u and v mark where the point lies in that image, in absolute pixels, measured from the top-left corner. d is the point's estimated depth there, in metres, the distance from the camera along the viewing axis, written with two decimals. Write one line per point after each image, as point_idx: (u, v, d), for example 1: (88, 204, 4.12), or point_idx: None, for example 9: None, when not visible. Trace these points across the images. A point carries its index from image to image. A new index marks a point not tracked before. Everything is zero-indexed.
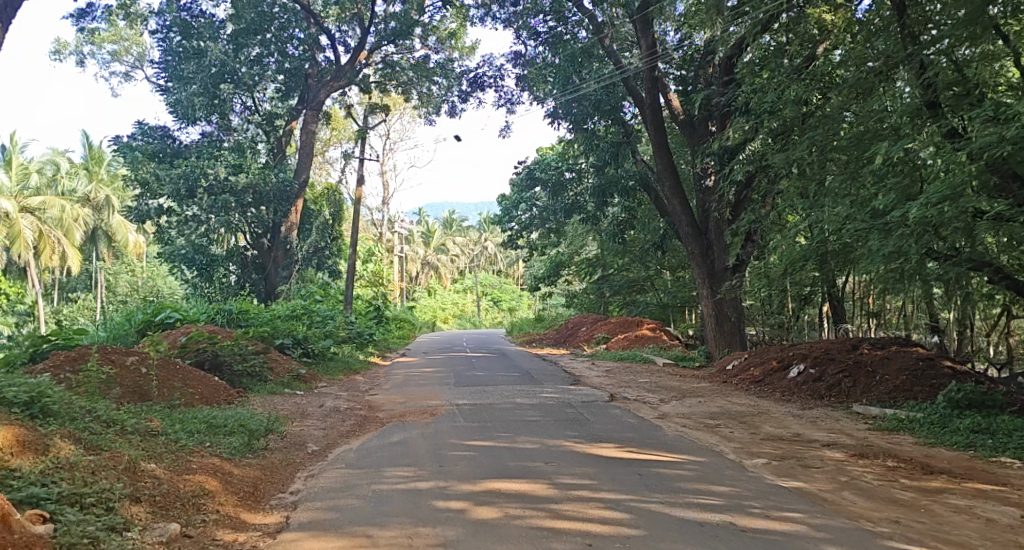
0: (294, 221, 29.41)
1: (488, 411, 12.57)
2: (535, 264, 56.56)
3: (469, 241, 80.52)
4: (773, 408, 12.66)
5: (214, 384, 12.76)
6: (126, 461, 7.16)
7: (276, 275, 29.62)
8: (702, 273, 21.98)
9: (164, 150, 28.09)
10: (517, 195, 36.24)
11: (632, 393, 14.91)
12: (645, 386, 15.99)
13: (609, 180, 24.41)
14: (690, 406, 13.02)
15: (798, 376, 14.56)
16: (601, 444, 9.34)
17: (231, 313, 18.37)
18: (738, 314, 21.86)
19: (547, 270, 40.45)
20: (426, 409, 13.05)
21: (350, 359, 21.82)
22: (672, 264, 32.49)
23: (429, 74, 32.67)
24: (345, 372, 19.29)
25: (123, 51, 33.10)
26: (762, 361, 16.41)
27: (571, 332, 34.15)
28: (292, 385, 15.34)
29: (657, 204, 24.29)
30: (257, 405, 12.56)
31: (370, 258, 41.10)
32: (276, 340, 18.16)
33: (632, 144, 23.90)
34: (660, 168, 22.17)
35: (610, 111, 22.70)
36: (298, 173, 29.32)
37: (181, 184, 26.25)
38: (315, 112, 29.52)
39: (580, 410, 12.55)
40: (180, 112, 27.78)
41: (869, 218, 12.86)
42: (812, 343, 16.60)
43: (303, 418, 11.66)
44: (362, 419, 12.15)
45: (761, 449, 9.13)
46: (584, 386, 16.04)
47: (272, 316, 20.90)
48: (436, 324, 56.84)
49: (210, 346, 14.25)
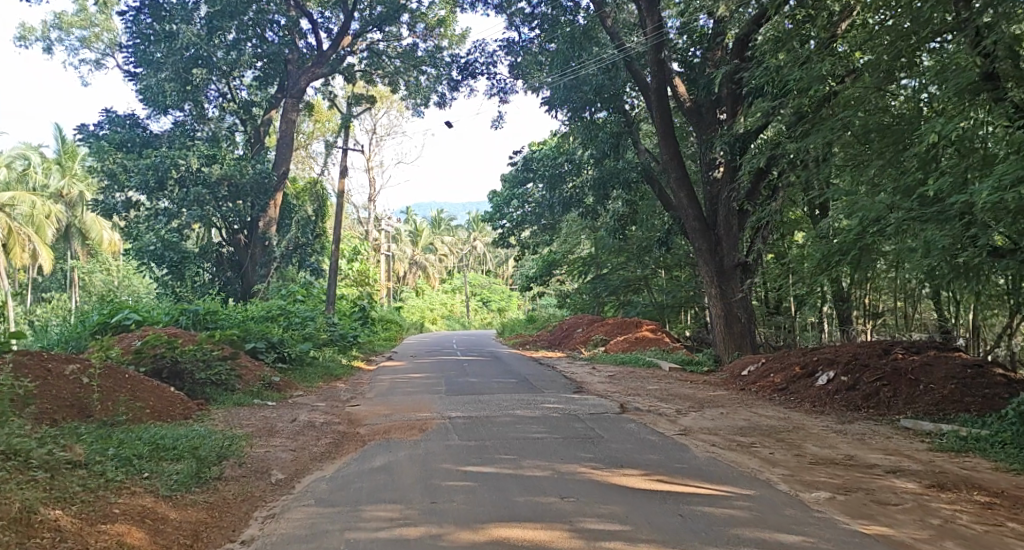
0: (273, 215, 28.08)
1: (485, 428, 11.04)
2: (526, 263, 55.15)
3: (457, 241, 78.89)
4: (808, 421, 11.16)
5: (170, 395, 11.31)
6: (15, 511, 5.66)
7: (253, 274, 28.50)
8: (711, 271, 20.50)
9: (133, 140, 26.66)
10: (508, 191, 35.12)
11: (643, 402, 13.36)
12: (655, 395, 14.43)
13: (609, 172, 22.79)
14: (713, 419, 11.48)
15: (829, 385, 12.98)
16: (624, 472, 7.82)
17: (198, 314, 16.77)
18: (749, 314, 20.43)
19: (539, 270, 39.09)
20: (414, 424, 11.51)
21: (331, 363, 20.26)
22: (670, 263, 31.07)
23: (417, 63, 31.28)
24: (324, 379, 17.74)
25: (93, 38, 31.45)
26: (783, 366, 14.89)
27: (567, 333, 32.76)
28: (263, 394, 13.81)
29: (660, 197, 22.80)
30: (218, 420, 11.07)
31: (356, 256, 39.55)
32: (248, 344, 16.61)
33: (634, 134, 22.56)
34: (665, 158, 20.66)
35: (611, 99, 21.86)
36: (277, 166, 28.24)
37: (149, 176, 24.93)
38: (296, 99, 28.55)
39: (589, 424, 11.04)
40: (150, 99, 26.71)
41: (918, 206, 11.41)
42: (838, 347, 15.12)
43: (271, 436, 10.10)
44: (340, 436, 10.59)
45: (816, 477, 7.60)
46: (589, 395, 14.52)
47: (245, 317, 19.33)
48: (424, 325, 55.34)
49: (170, 351, 12.76)
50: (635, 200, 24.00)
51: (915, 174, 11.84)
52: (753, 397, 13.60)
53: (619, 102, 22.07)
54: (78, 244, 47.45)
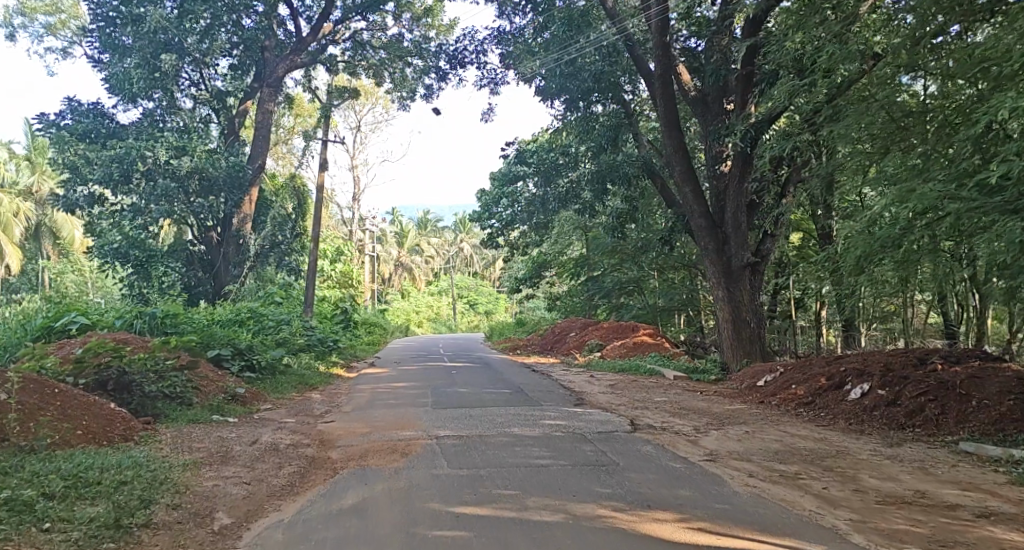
0: (248, 212, 27.31)
1: (478, 451, 9.55)
2: (515, 265, 53.73)
3: (444, 242, 77.27)
4: (851, 443, 9.63)
5: (109, 411, 9.82)
6: None
7: (226, 273, 27.49)
8: (717, 272, 18.95)
9: (97, 130, 25.89)
10: (496, 190, 34.12)
11: (656, 419, 11.82)
12: (666, 409, 12.90)
13: (607, 165, 21.26)
14: (740, 440, 9.96)
15: (864, 399, 11.48)
16: (653, 517, 6.37)
17: (156, 317, 15.16)
18: (759, 320, 18.85)
19: (529, 271, 37.76)
20: (395, 446, 10.00)
21: (306, 370, 18.77)
22: (667, 264, 29.68)
23: (402, 54, 29.67)
24: (298, 389, 16.27)
25: (59, 24, 29.82)
26: (806, 378, 13.37)
27: (558, 337, 31.28)
28: (224, 409, 12.43)
29: (662, 193, 21.32)
30: (164, 443, 9.59)
31: (339, 256, 37.83)
32: (211, 350, 15.03)
33: (634, 127, 21.23)
34: (670, 150, 19.18)
35: (610, 88, 20.47)
36: (253, 159, 27.54)
37: (114, 167, 24.13)
38: (273, 89, 27.80)
39: (598, 446, 9.57)
40: (116, 86, 25.97)
41: (980, 196, 10.11)
42: (865, 355, 13.70)
43: (225, 463, 8.60)
44: (309, 462, 9.09)
45: (894, 525, 6.14)
46: (591, 409, 13.04)
47: (210, 322, 17.72)
48: (410, 329, 53.80)
49: (116, 361, 11.54)
50: (636, 197, 22.42)
51: (969, 160, 10.57)
52: (777, 412, 12.06)
53: (618, 91, 20.68)
54: (49, 244, 45.96)
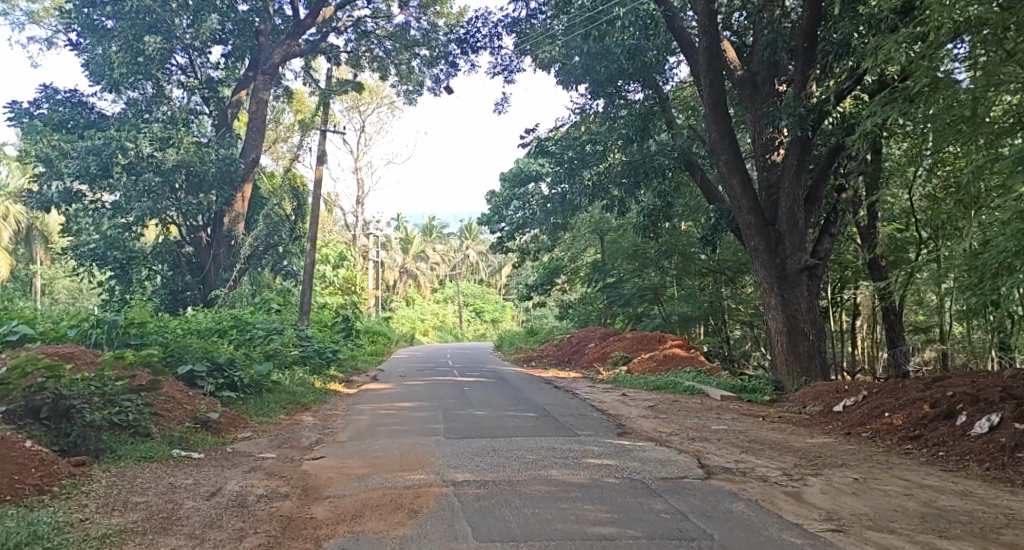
0: (240, 210, 25.09)
1: (511, 509, 7.22)
2: (527, 271, 51.38)
3: (450, 249, 74.85)
4: (1013, 501, 7.19)
5: (23, 451, 7.55)
6: None
7: (215, 277, 25.28)
8: (769, 277, 16.22)
9: (75, 120, 24.20)
10: (509, 190, 32.09)
11: (730, 459, 9.37)
12: (734, 444, 10.48)
13: (642, 156, 18.70)
14: (856, 494, 7.56)
15: (997, 435, 9.00)
16: None
17: (117, 325, 12.61)
18: (818, 333, 16.09)
19: (542, 277, 35.54)
20: (402, 500, 7.66)
21: (299, 385, 16.53)
22: (696, 270, 27.35)
23: (409, 44, 27.41)
24: (287, 412, 14.01)
25: (43, 12, 27.69)
26: (904, 402, 10.87)
27: (575, 348, 28.97)
28: (188, 443, 10.25)
29: (702, 188, 18.73)
30: (93, 495, 7.36)
31: (342, 262, 35.39)
32: (181, 367, 12.72)
33: (667, 114, 18.90)
34: (714, 138, 16.45)
35: (641, 70, 18.17)
36: (245, 152, 25.27)
37: (90, 160, 22.16)
38: (268, 77, 25.49)
39: (671, 503, 7.25)
40: (95, 71, 24.15)
41: None
42: (972, 376, 11.20)
43: (166, 534, 6.37)
44: (283, 527, 6.82)
45: None
46: (639, 442, 10.68)
47: (186, 333, 15.36)
48: (415, 337, 51.54)
49: (52, 383, 9.36)
50: (670, 192, 19.74)
51: None
52: (880, 451, 9.60)
53: (651, 74, 18.42)
54: (41, 248, 44.05)
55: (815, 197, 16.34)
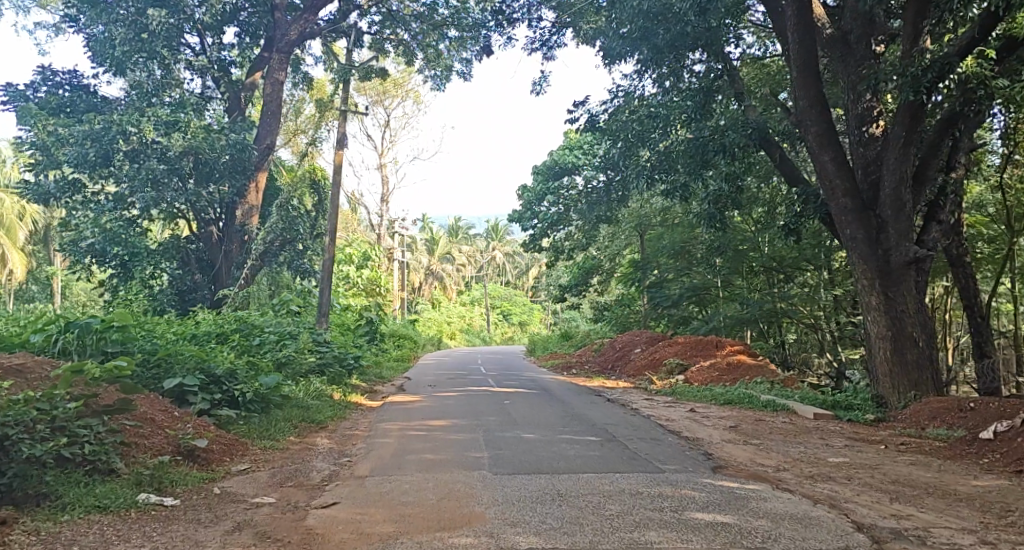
0: (253, 201, 23.11)
1: None
2: (558, 271, 48.80)
3: (476, 250, 72.32)
4: None
5: None
6: None
7: (227, 274, 23.09)
8: (869, 271, 13.65)
9: (76, 103, 22.12)
10: (543, 184, 29.66)
11: (888, 513, 6.86)
12: (872, 486, 7.95)
13: (711, 133, 16.15)
14: None
15: None
16: None
17: (91, 329, 10.25)
18: (929, 339, 13.49)
19: (578, 276, 33.01)
20: None
21: (314, 397, 14.19)
22: (755, 267, 24.71)
23: (437, 25, 24.99)
24: (297, 432, 11.61)
25: None
26: None
27: (619, 352, 26.53)
28: (163, 483, 7.90)
29: (780, 171, 16.10)
30: None
31: (366, 261, 33.00)
32: (167, 380, 10.41)
33: (737, 85, 16.38)
34: (805, 105, 13.90)
35: (711, 32, 15.61)
36: (261, 138, 23.04)
37: (88, 147, 20.12)
38: (285, 57, 23.27)
39: None
40: (96, 50, 22.02)
41: None
42: None
43: None
44: None
45: None
46: (747, 482, 8.21)
47: (180, 338, 13.06)
48: (443, 342, 49.24)
49: None
50: (740, 174, 17.17)
51: None
52: None
53: (721, 39, 15.90)
54: (58, 248, 42.31)
55: (923, 176, 13.77)
